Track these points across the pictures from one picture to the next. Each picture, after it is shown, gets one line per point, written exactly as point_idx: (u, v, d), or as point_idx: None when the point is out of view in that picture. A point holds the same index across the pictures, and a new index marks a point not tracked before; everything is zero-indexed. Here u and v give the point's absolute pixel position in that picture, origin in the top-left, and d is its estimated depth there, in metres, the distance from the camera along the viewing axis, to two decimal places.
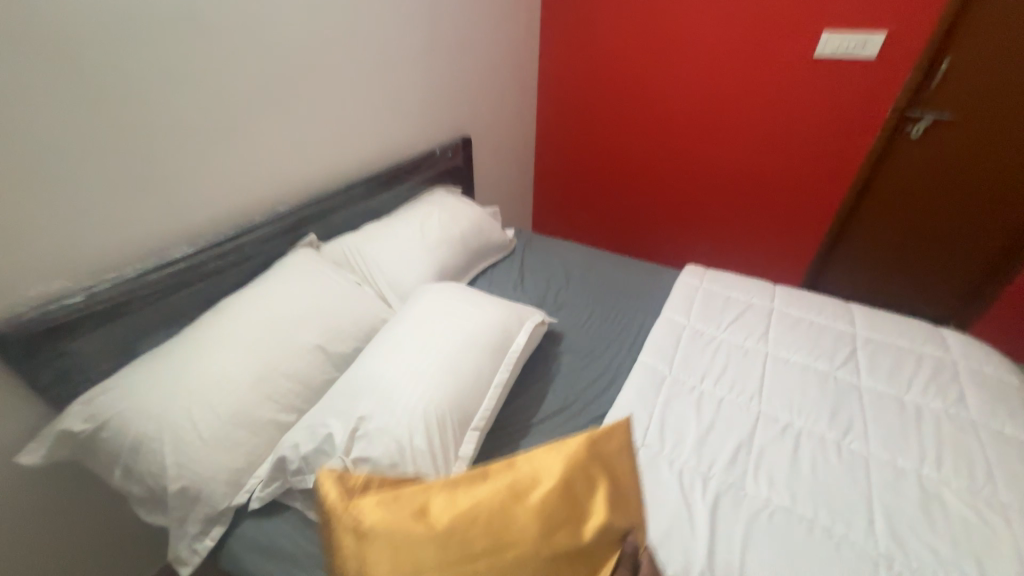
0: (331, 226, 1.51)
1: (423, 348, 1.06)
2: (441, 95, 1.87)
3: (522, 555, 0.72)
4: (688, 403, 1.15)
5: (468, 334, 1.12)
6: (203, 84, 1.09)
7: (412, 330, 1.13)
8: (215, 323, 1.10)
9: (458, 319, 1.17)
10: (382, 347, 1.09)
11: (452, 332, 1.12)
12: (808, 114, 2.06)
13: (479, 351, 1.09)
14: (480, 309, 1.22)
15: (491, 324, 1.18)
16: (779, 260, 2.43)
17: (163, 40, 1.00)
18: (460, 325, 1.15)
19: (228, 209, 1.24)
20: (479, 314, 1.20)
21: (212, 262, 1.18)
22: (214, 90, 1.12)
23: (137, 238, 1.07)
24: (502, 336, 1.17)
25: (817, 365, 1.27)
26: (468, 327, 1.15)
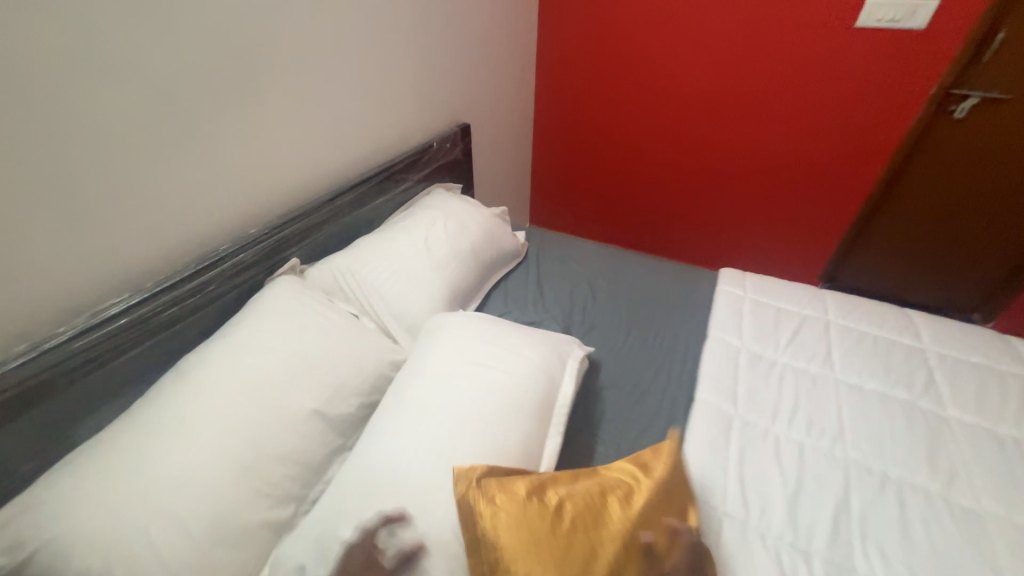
0: (316, 245, 1.25)
1: (453, 416, 0.85)
2: (435, 76, 1.58)
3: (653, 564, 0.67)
4: (766, 453, 0.97)
5: (505, 391, 0.90)
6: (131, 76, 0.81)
7: (435, 387, 0.90)
8: (175, 398, 0.84)
9: (489, 367, 0.94)
10: (399, 416, 0.86)
11: (485, 388, 0.90)
12: (840, 93, 1.88)
13: (521, 413, 0.88)
14: (513, 350, 0.99)
15: (530, 372, 0.95)
16: (796, 252, 2.31)
17: (69, 16, 0.72)
18: (493, 378, 0.92)
19: (182, 238, 0.97)
20: (514, 359, 0.97)
21: (164, 312, 0.92)
22: (148, 83, 0.84)
23: (57, 290, 0.81)
24: (544, 386, 0.95)
25: (896, 394, 1.12)
26: (504, 379, 0.92)
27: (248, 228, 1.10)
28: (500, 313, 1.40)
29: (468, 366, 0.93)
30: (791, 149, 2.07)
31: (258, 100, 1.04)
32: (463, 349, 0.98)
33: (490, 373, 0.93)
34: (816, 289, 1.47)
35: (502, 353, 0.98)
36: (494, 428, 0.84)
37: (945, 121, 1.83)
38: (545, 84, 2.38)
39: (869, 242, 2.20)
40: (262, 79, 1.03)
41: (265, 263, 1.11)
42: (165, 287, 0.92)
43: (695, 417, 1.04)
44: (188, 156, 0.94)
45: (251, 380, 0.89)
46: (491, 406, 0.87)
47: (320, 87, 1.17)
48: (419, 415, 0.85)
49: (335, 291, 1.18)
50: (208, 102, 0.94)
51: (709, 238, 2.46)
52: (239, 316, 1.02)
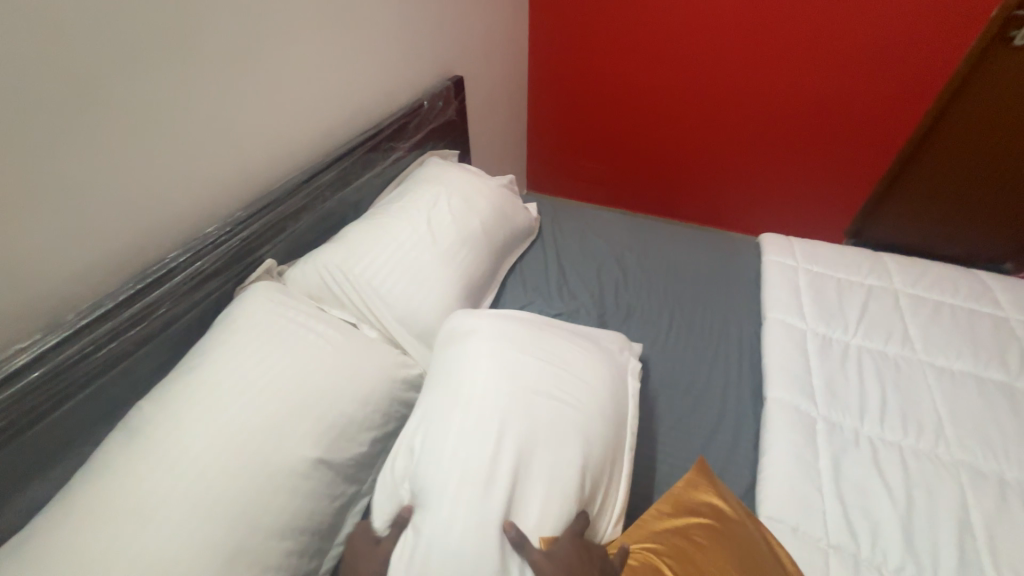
0: (295, 239, 1.00)
1: (511, 462, 0.66)
2: (419, 15, 1.27)
3: None
4: (863, 462, 0.83)
5: (572, 428, 0.72)
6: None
7: (480, 419, 0.69)
8: (126, 467, 0.63)
9: (544, 392, 0.75)
10: (440, 460, 0.66)
11: (542, 420, 0.71)
12: (885, 24, 1.65)
13: (582, 449, 0.71)
14: (571, 370, 0.80)
15: (591, 398, 0.78)
16: (821, 208, 2.15)
17: None
18: (551, 405, 0.73)
19: (116, 245, 0.73)
20: (573, 383, 0.78)
21: (100, 350, 0.70)
22: (28, 30, 0.58)
23: None
24: (608, 413, 0.78)
25: (989, 375, 0.98)
26: (557, 407, 0.74)
27: (204, 227, 0.86)
28: (522, 304, 1.19)
29: (510, 391, 0.73)
30: (825, 92, 1.84)
31: (194, 50, 0.76)
32: (509, 363, 0.77)
33: (548, 399, 0.74)
34: (873, 253, 1.30)
35: (556, 371, 0.79)
36: (553, 474, 0.67)
37: (1003, 51, 1.62)
38: (541, 26, 2.05)
39: (902, 194, 2.03)
40: (196, 20, 0.75)
41: (232, 270, 0.87)
42: (97, 317, 0.69)
43: (773, 422, 0.88)
44: (104, 135, 0.68)
45: (231, 431, 0.68)
46: (553, 443, 0.70)
47: (276, 29, 0.89)
48: (466, 459, 0.65)
49: (326, 296, 0.95)
50: (120, 54, 0.67)
51: (727, 197, 2.26)
52: (205, 341, 0.79)
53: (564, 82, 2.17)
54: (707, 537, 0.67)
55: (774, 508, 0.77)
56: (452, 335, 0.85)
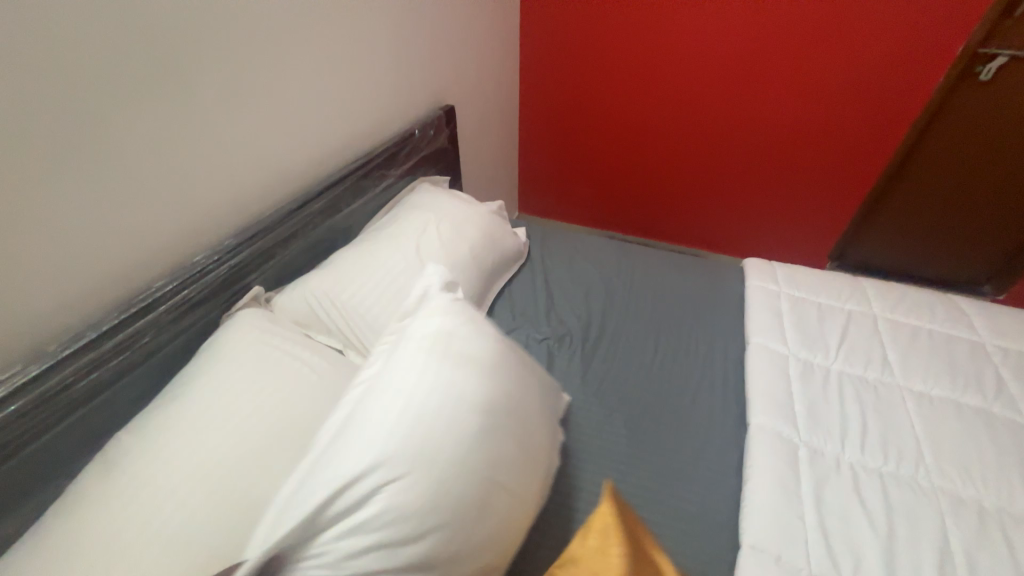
0: (283, 266, 1.01)
1: (456, 500, 0.63)
2: (412, 50, 1.33)
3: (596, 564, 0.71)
4: (844, 489, 0.83)
5: (519, 459, 0.72)
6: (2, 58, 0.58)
7: (439, 476, 0.62)
8: (101, 501, 0.62)
9: (505, 453, 0.70)
10: (383, 519, 0.59)
11: (496, 487, 0.67)
12: (857, 59, 1.73)
13: (525, 480, 0.72)
14: (531, 430, 0.77)
15: (540, 461, 0.76)
16: (805, 232, 2.20)
17: None
18: (508, 469, 0.70)
19: (105, 273, 0.75)
20: (525, 414, 0.77)
21: (81, 381, 0.70)
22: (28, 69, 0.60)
23: None
24: (545, 474, 0.77)
25: (967, 401, 0.99)
26: (510, 439, 0.72)
27: (192, 254, 0.87)
28: (509, 329, 1.20)
29: (462, 424, 0.67)
30: (803, 122, 1.92)
31: (186, 85, 0.79)
32: (486, 415, 0.70)
33: (507, 463, 0.70)
34: (853, 278, 1.33)
35: (519, 430, 0.74)
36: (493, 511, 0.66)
37: (969, 85, 1.70)
38: (531, 57, 2.13)
39: (883, 218, 2.09)
40: (189, 58, 0.78)
41: (218, 297, 0.88)
42: (80, 347, 0.69)
43: (755, 448, 0.89)
44: (93, 167, 0.70)
45: (211, 461, 0.67)
46: (498, 512, 0.67)
47: (268, 65, 0.92)
48: (412, 525, 0.60)
49: (313, 322, 0.96)
50: (113, 90, 0.69)
51: (713, 221, 2.31)
52: (189, 370, 0.79)
53: (553, 110, 2.24)
54: None
55: (756, 537, 0.77)
56: (437, 355, 0.72)
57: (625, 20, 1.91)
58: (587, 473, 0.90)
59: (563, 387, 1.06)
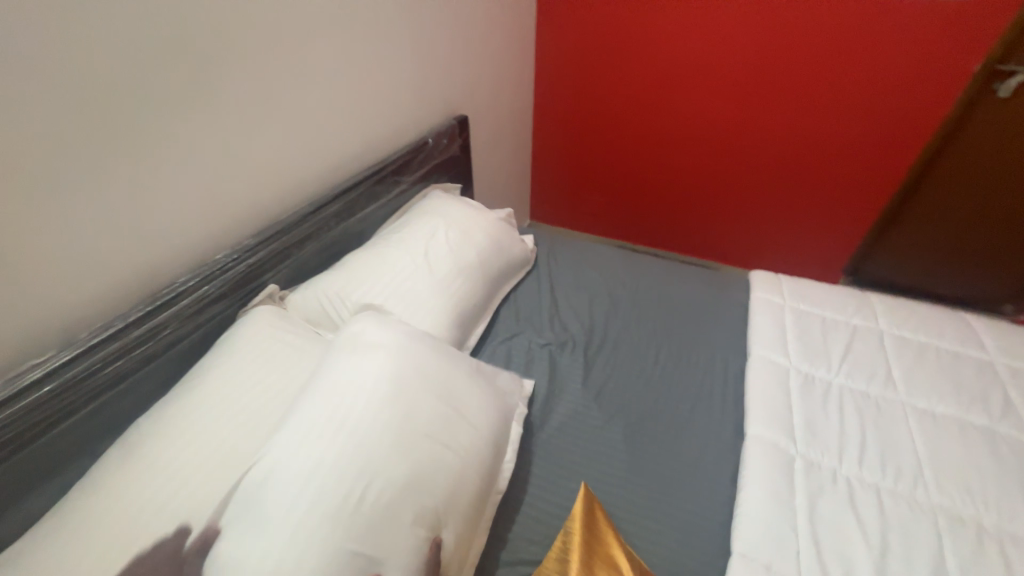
0: (298, 266, 1.06)
1: (385, 456, 0.69)
2: (428, 62, 1.38)
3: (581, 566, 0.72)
4: (839, 502, 0.83)
5: (456, 433, 0.78)
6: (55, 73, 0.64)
7: (361, 435, 0.69)
8: (122, 479, 0.67)
9: (422, 423, 0.75)
10: (305, 465, 0.65)
11: (410, 455, 0.71)
12: (870, 75, 1.73)
13: (465, 459, 0.77)
14: (460, 409, 0.82)
15: (472, 441, 0.80)
16: (817, 246, 2.18)
17: None
18: (430, 441, 0.75)
19: (136, 268, 0.80)
20: (462, 396, 0.84)
21: (108, 366, 0.75)
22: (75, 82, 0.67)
23: None
24: (487, 460, 0.81)
25: (971, 419, 0.98)
26: (442, 413, 0.79)
27: (214, 252, 0.92)
28: (513, 333, 1.24)
29: (388, 391, 0.76)
30: (815, 136, 1.92)
31: (215, 96, 0.85)
32: (402, 389, 0.77)
33: (426, 430, 0.75)
34: (861, 293, 1.32)
35: (441, 406, 0.79)
36: (424, 473, 0.71)
37: (988, 102, 1.68)
38: (546, 69, 2.19)
39: (898, 233, 2.06)
40: (218, 69, 0.84)
41: (236, 293, 0.93)
42: (109, 335, 0.75)
43: (750, 459, 0.90)
44: (128, 168, 0.76)
45: (222, 446, 0.71)
46: (416, 476, 0.70)
47: (290, 76, 0.98)
48: (336, 475, 0.65)
49: (324, 321, 1.00)
50: (148, 100, 0.76)
51: (723, 232, 2.31)
52: (206, 361, 0.84)
53: (566, 120, 2.29)
54: None
55: (746, 545, 0.78)
56: (354, 341, 0.82)
57: (639, 34, 1.95)
58: (582, 476, 0.92)
59: (564, 391, 1.09)
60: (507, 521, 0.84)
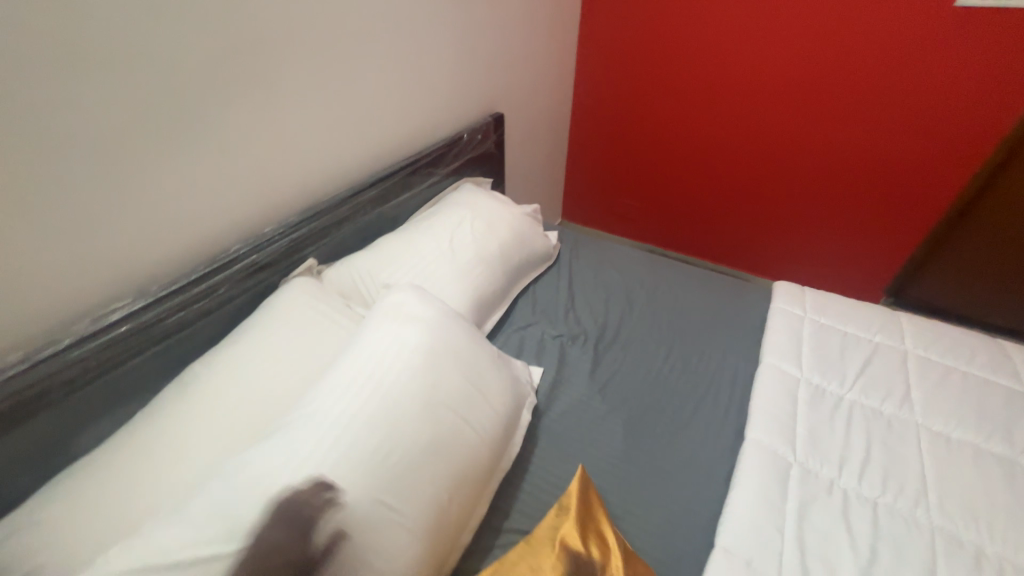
0: (335, 244, 1.17)
1: (412, 417, 0.73)
2: (469, 62, 1.46)
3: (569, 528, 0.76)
4: (831, 511, 0.84)
5: (478, 407, 0.82)
6: (149, 65, 0.77)
7: (391, 395, 0.73)
8: (176, 412, 0.78)
9: (449, 395, 0.79)
10: (342, 414, 0.70)
11: (434, 419, 0.75)
12: (925, 86, 1.66)
13: (485, 434, 0.81)
14: (483, 389, 0.85)
15: (490, 421, 0.83)
16: (856, 262, 2.10)
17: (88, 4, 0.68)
18: (454, 409, 0.78)
19: (200, 234, 0.92)
20: (487, 375, 0.88)
21: (171, 317, 0.87)
22: (164, 73, 0.79)
23: (77, 289, 0.78)
24: (500, 437, 0.84)
25: (989, 448, 0.95)
26: (467, 387, 0.82)
27: (264, 226, 1.04)
28: (528, 323, 1.29)
29: (420, 360, 0.80)
30: (862, 147, 1.85)
31: (275, 86, 0.96)
32: (433, 358, 0.81)
33: (451, 404, 0.78)
34: (890, 312, 1.28)
35: (467, 383, 0.82)
36: (446, 438, 0.75)
37: None
38: (587, 71, 2.22)
39: (948, 255, 1.94)
40: (279, 63, 0.95)
41: (280, 264, 1.04)
42: (173, 290, 0.87)
43: (746, 461, 0.91)
44: (200, 147, 0.87)
45: (258, 393, 0.81)
46: (437, 444, 0.74)
47: (341, 70, 1.08)
48: (367, 428, 0.69)
49: (353, 295, 1.09)
50: (221, 88, 0.87)
51: (757, 242, 2.26)
52: (251, 321, 0.94)
53: (603, 122, 2.31)
54: None
55: (730, 540, 0.80)
56: (394, 312, 0.86)
57: (681, 39, 1.95)
58: (579, 460, 0.96)
59: (571, 381, 1.13)
60: (503, 492, 0.90)
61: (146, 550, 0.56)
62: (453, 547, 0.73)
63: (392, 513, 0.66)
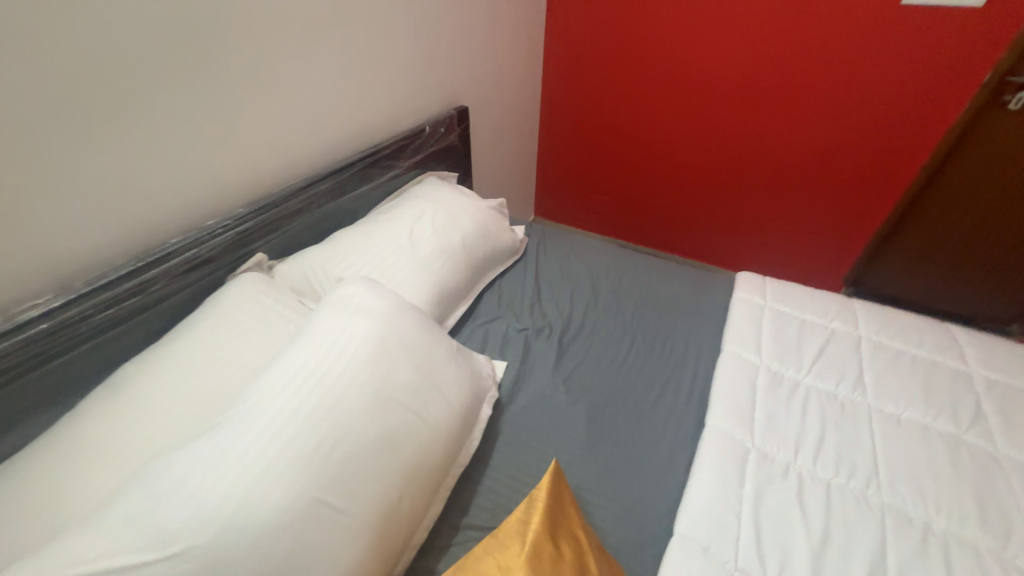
0: (288, 238, 1.12)
1: (358, 414, 0.70)
2: (430, 53, 1.43)
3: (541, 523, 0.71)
4: (787, 494, 0.84)
5: (432, 401, 0.79)
6: (72, 46, 0.71)
7: (335, 391, 0.70)
8: (102, 414, 0.72)
9: (400, 388, 0.76)
10: (280, 412, 0.66)
11: (382, 414, 0.72)
12: (877, 81, 1.71)
13: (440, 429, 0.78)
14: (438, 382, 0.82)
15: (445, 415, 0.80)
16: (814, 255, 2.16)
17: None
18: (405, 403, 0.75)
19: (135, 228, 0.87)
20: (443, 368, 0.85)
21: (99, 314, 0.81)
22: (90, 56, 0.73)
23: None
24: (457, 431, 0.82)
25: (937, 426, 0.98)
26: (420, 381, 0.79)
27: (208, 219, 0.98)
28: (492, 317, 1.27)
29: (368, 354, 0.76)
30: (820, 142, 1.90)
31: (216, 71, 0.90)
32: (382, 352, 0.78)
33: (401, 398, 0.75)
34: (845, 299, 1.31)
35: (419, 376, 0.80)
36: (395, 434, 0.72)
37: (997, 114, 1.64)
38: (555, 66, 2.21)
39: (900, 245, 2.01)
40: (221, 47, 0.90)
41: (226, 258, 0.99)
42: (100, 285, 0.80)
43: (706, 449, 0.92)
44: (133, 134, 0.82)
45: (196, 391, 0.77)
46: (385, 439, 0.71)
47: (290, 56, 1.03)
48: (307, 426, 0.66)
49: (307, 291, 1.05)
50: (155, 71, 0.82)
51: (723, 236, 2.30)
52: (191, 318, 0.89)
53: (571, 118, 2.32)
54: None
55: (688, 527, 0.80)
56: (343, 304, 0.83)
57: (646, 34, 1.96)
58: (541, 453, 0.95)
59: (534, 374, 1.12)
60: (463, 488, 0.88)
61: (55, 563, 0.51)
62: (405, 546, 0.71)
63: (335, 513, 0.63)
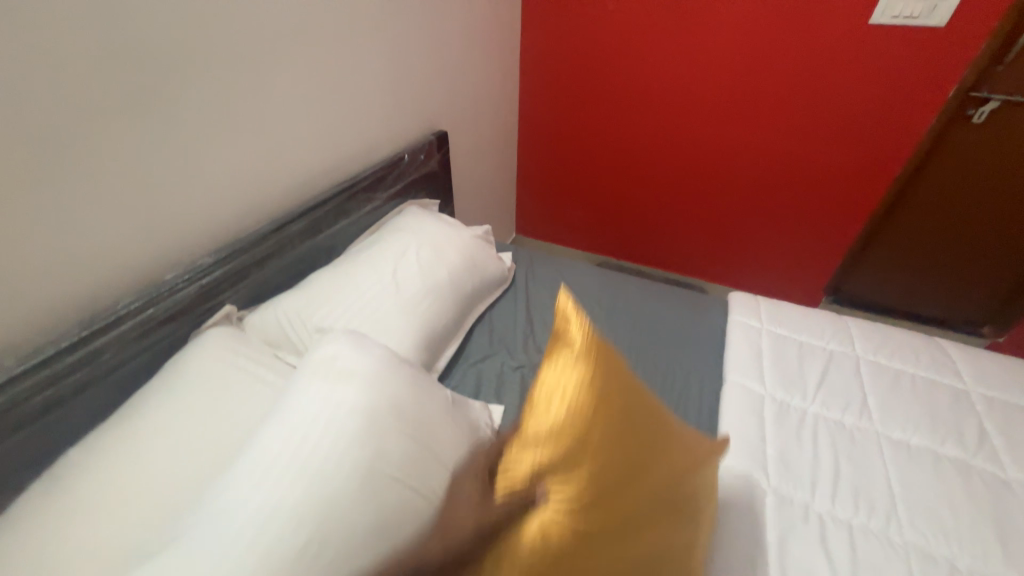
0: (258, 285, 1.02)
1: (347, 504, 0.61)
2: (404, 80, 1.37)
3: (693, 441, 0.81)
4: (811, 540, 0.80)
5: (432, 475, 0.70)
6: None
7: (320, 477, 0.62)
8: (43, 523, 0.62)
9: (395, 463, 0.67)
10: (258, 516, 0.57)
11: (377, 498, 0.63)
12: (850, 98, 1.73)
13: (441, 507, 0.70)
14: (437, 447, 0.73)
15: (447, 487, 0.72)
16: (795, 268, 2.18)
17: None
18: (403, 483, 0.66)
19: (79, 292, 0.76)
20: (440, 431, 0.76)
21: (38, 395, 0.70)
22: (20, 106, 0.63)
23: None
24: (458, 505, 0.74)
25: (946, 452, 0.96)
26: (417, 453, 0.70)
27: (166, 272, 0.88)
28: (485, 355, 1.20)
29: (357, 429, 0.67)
30: (797, 158, 1.91)
31: (173, 112, 0.81)
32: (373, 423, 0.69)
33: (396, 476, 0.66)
34: (838, 318, 1.31)
35: (417, 445, 0.71)
36: (389, 525, 0.63)
37: (962, 126, 1.69)
38: (530, 86, 2.18)
39: (876, 254, 2.06)
40: (176, 86, 0.81)
41: (189, 315, 0.89)
42: (35, 364, 0.68)
43: (724, 495, 0.87)
44: (75, 191, 0.72)
45: (158, 482, 0.66)
46: (380, 530, 0.62)
47: (254, 90, 0.94)
48: (291, 527, 0.57)
49: (282, 343, 0.96)
50: (100, 116, 0.72)
51: (706, 251, 2.30)
52: (151, 389, 0.79)
53: (549, 137, 2.28)
54: (676, 487, 0.73)
55: None
56: (325, 367, 0.74)
57: (620, 53, 1.94)
58: None
59: None
60: None
61: None
62: None
63: None
